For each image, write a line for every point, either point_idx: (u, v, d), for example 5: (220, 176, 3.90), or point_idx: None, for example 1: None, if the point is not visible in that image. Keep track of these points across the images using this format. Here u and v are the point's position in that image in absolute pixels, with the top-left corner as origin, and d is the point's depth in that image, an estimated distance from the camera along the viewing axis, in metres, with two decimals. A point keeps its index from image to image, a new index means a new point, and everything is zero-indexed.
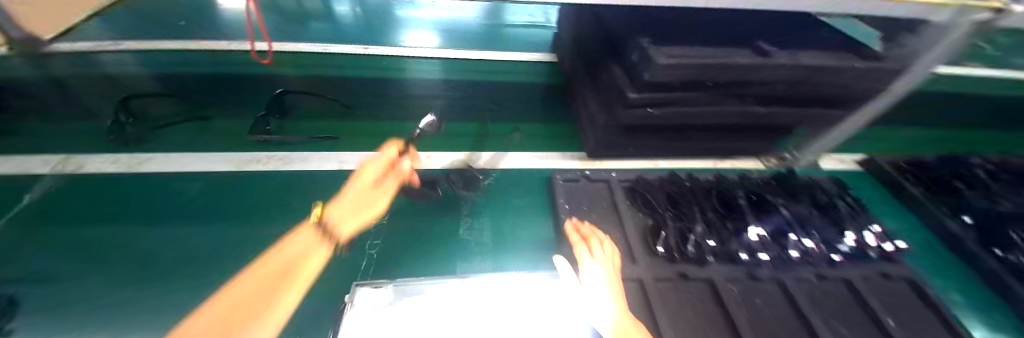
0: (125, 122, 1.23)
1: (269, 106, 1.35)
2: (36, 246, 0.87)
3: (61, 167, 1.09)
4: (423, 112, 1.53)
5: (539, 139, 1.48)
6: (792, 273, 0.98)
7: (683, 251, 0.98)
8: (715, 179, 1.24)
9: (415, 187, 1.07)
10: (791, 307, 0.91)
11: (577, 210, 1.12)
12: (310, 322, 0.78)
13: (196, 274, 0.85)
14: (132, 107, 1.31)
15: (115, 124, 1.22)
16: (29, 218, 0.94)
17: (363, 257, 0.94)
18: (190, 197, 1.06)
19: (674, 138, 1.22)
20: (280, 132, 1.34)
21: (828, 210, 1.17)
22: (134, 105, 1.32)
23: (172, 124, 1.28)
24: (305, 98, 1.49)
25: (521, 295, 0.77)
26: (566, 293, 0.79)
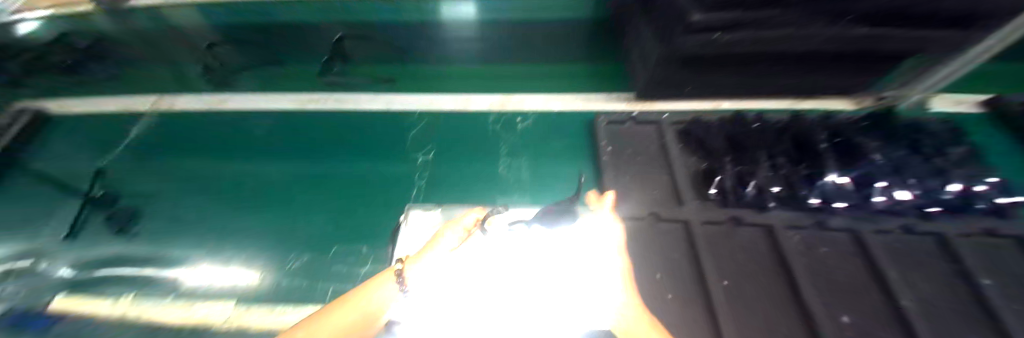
0: (214, 67, 1.47)
1: (331, 53, 1.45)
2: (148, 175, 1.21)
3: (157, 107, 1.41)
4: (458, 55, 1.49)
5: (578, 81, 1.39)
6: (873, 224, 0.86)
7: (740, 194, 0.91)
8: (790, 119, 1.07)
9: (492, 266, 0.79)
10: (866, 259, 0.81)
11: (619, 152, 1.07)
12: (379, 237, 0.97)
13: (294, 203, 1.09)
14: (218, 53, 1.49)
15: (207, 69, 1.47)
16: (143, 150, 1.29)
17: (414, 187, 1.10)
18: (261, 135, 1.29)
19: (744, 72, 1.06)
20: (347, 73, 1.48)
21: (935, 158, 0.97)
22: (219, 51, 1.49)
23: (247, 69, 1.49)
24: (354, 42, 1.46)
25: (527, 245, 0.81)
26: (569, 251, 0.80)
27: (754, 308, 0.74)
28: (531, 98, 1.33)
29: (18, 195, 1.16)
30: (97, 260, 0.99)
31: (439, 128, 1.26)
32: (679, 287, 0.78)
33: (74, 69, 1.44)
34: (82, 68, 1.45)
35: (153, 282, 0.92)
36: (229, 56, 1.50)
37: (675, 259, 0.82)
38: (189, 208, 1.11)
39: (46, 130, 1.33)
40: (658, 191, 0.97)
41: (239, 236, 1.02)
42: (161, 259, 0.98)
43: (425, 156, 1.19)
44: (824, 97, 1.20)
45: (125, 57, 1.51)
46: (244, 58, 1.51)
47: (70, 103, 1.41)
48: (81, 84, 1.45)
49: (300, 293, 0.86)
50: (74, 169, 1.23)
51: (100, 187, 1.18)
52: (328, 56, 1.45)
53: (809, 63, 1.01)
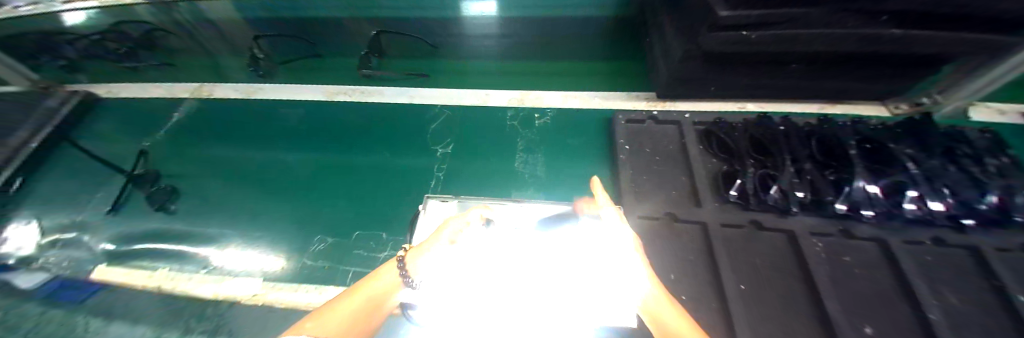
0: (260, 57, 1.48)
1: (371, 48, 1.43)
2: (187, 156, 1.28)
3: (198, 94, 1.48)
4: (478, 51, 1.47)
5: (598, 78, 1.38)
6: (902, 234, 0.83)
7: (761, 198, 0.87)
8: (817, 122, 1.03)
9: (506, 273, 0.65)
10: (890, 271, 0.79)
11: (637, 151, 1.07)
12: (399, 226, 1.01)
13: (316, 190, 1.13)
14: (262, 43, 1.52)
15: (252, 58, 1.47)
16: (180, 134, 1.36)
17: (432, 179, 1.13)
18: (289, 124, 1.34)
19: (771, 72, 1.03)
20: (382, 68, 1.48)
21: (975, 168, 0.90)
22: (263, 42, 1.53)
23: (292, 62, 1.53)
24: (396, 37, 1.48)
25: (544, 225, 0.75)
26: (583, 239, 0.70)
27: (771, 313, 0.73)
28: (551, 95, 1.34)
29: (69, 172, 1.26)
30: (140, 235, 1.06)
31: (458, 122, 1.28)
32: (692, 288, 0.77)
33: (129, 57, 1.56)
34: (134, 56, 1.57)
35: (182, 256, 1.01)
36: (276, 48, 1.55)
37: (690, 261, 0.82)
38: (219, 189, 1.17)
39: (102, 113, 1.46)
40: (675, 192, 0.96)
41: (266, 220, 1.07)
42: (195, 236, 1.05)
43: (444, 149, 1.21)
44: (854, 102, 1.17)
45: (171, 47, 1.59)
46: (286, 51, 1.56)
47: (121, 88, 1.55)
48: (136, 72, 1.58)
49: (323, 275, 0.92)
50: (120, 149, 1.33)
51: (143, 165, 1.25)
52: (368, 51, 1.43)
53: (841, 64, 0.98)
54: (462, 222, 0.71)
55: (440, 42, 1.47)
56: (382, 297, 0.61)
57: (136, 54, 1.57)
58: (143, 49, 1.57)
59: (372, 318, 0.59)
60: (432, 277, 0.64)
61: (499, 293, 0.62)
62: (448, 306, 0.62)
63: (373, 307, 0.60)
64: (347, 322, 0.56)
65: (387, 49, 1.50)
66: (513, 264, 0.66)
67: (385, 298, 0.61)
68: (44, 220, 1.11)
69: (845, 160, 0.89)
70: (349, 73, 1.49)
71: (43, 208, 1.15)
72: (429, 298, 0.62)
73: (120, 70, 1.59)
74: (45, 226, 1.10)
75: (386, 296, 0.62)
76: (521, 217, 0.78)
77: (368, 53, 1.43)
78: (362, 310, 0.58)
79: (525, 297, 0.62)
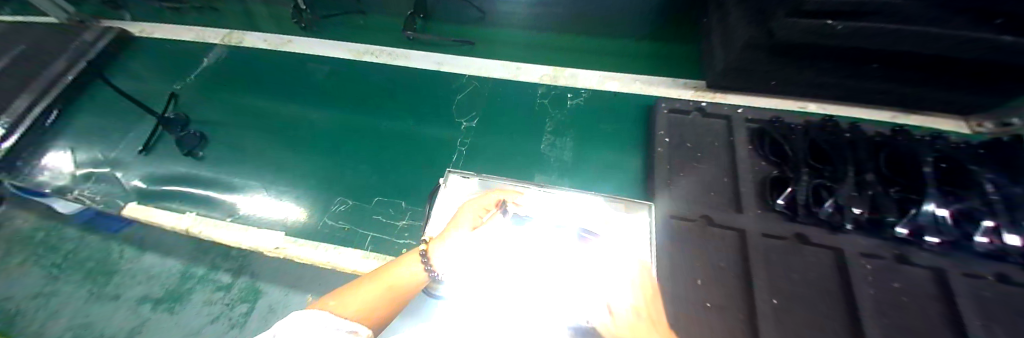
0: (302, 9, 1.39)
1: (417, 9, 1.33)
2: (216, 104, 1.28)
3: (229, 41, 1.46)
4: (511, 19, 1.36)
5: (641, 61, 1.26)
6: (963, 265, 0.75)
7: (814, 211, 0.79)
8: (889, 133, 0.92)
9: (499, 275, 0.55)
10: (945, 305, 0.72)
11: (678, 145, 0.99)
12: (419, 197, 0.99)
13: (340, 151, 1.12)
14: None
15: (295, 9, 1.38)
16: (209, 79, 1.35)
17: (455, 153, 1.09)
18: (317, 79, 1.31)
19: (845, 72, 0.92)
20: (428, 31, 1.38)
21: None
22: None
23: (332, 17, 1.43)
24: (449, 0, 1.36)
25: (572, 215, 0.66)
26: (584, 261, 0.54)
27: (806, 333, 0.68)
28: (589, 74, 1.24)
29: (102, 107, 1.28)
30: (170, 178, 1.09)
31: (487, 94, 1.22)
32: (718, 296, 0.73)
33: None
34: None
35: (209, 202, 1.03)
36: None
37: (722, 268, 0.77)
38: (247, 139, 1.17)
39: (136, 52, 1.46)
40: (714, 194, 0.89)
41: (291, 175, 1.07)
42: (220, 184, 1.07)
43: (469, 123, 1.16)
44: (932, 114, 1.05)
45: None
46: (326, 4, 1.47)
47: (155, 27, 1.53)
48: (177, 13, 1.57)
49: (343, 236, 0.92)
50: (151, 90, 1.34)
51: (173, 108, 1.26)
52: (414, 12, 1.34)
53: (928, 71, 0.86)
54: (478, 213, 0.65)
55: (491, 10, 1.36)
56: (405, 289, 0.52)
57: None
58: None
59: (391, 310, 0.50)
60: (455, 262, 0.58)
61: (524, 278, 0.55)
62: (473, 292, 0.57)
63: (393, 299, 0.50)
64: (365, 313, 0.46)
65: (434, 10, 1.39)
66: (537, 250, 0.58)
67: (410, 287, 0.53)
68: (79, 153, 1.15)
69: (916, 178, 0.79)
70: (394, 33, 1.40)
71: (77, 140, 1.18)
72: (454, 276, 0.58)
73: (158, 10, 1.58)
74: (79, 159, 1.13)
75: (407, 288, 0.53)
76: (547, 204, 0.68)
77: (415, 14, 1.34)
78: (382, 299, 0.49)
79: (548, 285, 0.53)
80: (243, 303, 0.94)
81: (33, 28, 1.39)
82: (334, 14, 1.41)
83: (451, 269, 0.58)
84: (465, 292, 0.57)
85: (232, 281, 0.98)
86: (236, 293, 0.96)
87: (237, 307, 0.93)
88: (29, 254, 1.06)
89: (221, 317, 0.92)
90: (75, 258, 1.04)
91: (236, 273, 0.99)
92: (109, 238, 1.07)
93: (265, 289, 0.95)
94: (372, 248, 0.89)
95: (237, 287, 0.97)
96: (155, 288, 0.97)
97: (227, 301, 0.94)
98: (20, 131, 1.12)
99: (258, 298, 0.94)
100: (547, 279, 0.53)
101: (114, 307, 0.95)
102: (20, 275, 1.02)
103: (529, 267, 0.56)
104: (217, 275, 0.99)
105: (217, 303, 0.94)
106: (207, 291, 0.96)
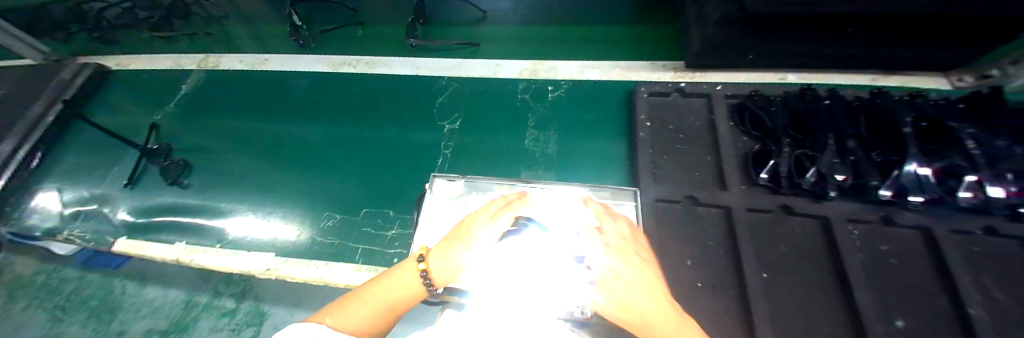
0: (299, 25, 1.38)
1: (417, 14, 1.31)
2: (197, 131, 1.27)
3: (205, 65, 1.45)
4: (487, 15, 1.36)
5: (620, 46, 1.25)
6: (949, 222, 0.75)
7: (798, 181, 0.79)
8: (869, 96, 0.92)
9: (480, 284, 0.54)
10: (933, 264, 0.72)
11: (659, 128, 0.99)
12: (407, 204, 0.99)
13: (325, 166, 1.11)
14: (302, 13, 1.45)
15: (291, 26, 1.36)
16: (188, 106, 1.35)
17: (439, 156, 1.09)
18: (297, 95, 1.31)
19: (822, 38, 0.91)
20: (428, 37, 1.36)
21: None
22: (302, 12, 1.45)
23: (333, 30, 1.41)
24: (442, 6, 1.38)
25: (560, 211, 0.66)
26: (570, 260, 0.56)
27: (798, 303, 0.69)
28: (569, 65, 1.24)
29: (85, 144, 1.28)
30: (159, 209, 1.09)
31: (467, 94, 1.22)
32: (709, 275, 0.73)
33: (162, 27, 1.52)
34: (168, 25, 1.53)
35: (197, 230, 1.03)
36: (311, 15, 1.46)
37: (710, 247, 0.77)
38: (231, 163, 1.17)
39: (115, 86, 1.46)
40: (699, 173, 0.89)
41: (279, 194, 1.07)
42: (208, 210, 1.07)
43: (451, 125, 1.16)
44: (914, 73, 1.04)
45: (206, 16, 1.53)
46: (324, 18, 1.45)
47: (132, 58, 1.52)
48: (169, 43, 1.54)
49: (334, 251, 0.92)
50: (133, 122, 1.33)
51: (155, 139, 1.26)
52: (415, 17, 1.32)
53: (900, 31, 0.86)
54: (489, 218, 0.61)
55: (492, 9, 1.36)
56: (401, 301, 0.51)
57: (169, 24, 1.52)
58: (177, 18, 1.53)
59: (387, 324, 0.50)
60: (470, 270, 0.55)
61: (522, 280, 0.54)
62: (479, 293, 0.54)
63: (389, 312, 0.50)
64: (361, 330, 0.46)
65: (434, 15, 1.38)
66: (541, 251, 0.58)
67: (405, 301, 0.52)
68: (66, 193, 1.15)
69: (896, 139, 0.79)
70: (396, 41, 1.38)
71: (65, 180, 1.19)
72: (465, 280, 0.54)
73: (136, 40, 1.56)
74: (66, 199, 1.13)
75: (405, 301, 0.52)
76: (546, 200, 0.65)
77: (415, 19, 1.33)
78: (379, 313, 0.49)
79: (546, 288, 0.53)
80: (249, 327, 0.94)
81: (10, 72, 1.39)
82: (333, 28, 1.39)
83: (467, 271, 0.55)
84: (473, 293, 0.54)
85: (236, 306, 0.98)
86: (242, 318, 0.96)
87: (243, 331, 0.94)
88: (32, 298, 1.07)
89: None
90: (76, 297, 1.05)
91: (240, 298, 1.00)
92: (110, 275, 1.08)
93: (270, 309, 0.96)
94: (362, 260, 0.90)
95: (242, 311, 0.97)
96: (161, 320, 0.98)
97: (233, 327, 0.95)
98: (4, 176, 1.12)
99: (264, 319, 0.95)
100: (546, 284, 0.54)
101: None
102: (24, 320, 1.03)
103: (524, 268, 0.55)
104: (221, 302, 1.00)
105: (224, 328, 0.95)
106: (213, 317, 0.97)
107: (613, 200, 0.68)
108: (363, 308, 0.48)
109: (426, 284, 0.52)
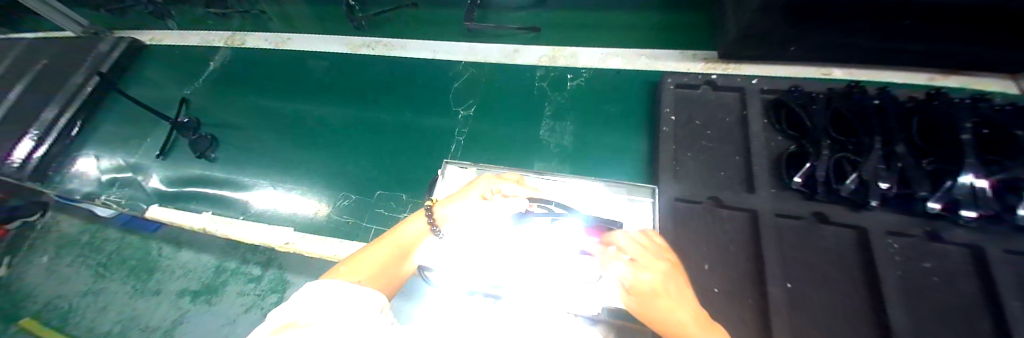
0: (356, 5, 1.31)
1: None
2: (222, 106, 1.31)
3: (232, 43, 1.48)
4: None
5: (649, 33, 1.18)
6: (1006, 241, 0.68)
7: (835, 188, 0.73)
8: (925, 98, 0.84)
9: (490, 274, 0.55)
10: (981, 287, 0.66)
11: (685, 123, 0.94)
12: (422, 188, 0.99)
13: (342, 146, 1.13)
14: None
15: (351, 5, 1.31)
16: (214, 82, 1.39)
17: (453, 142, 1.08)
18: (318, 74, 1.32)
19: (878, 31, 0.83)
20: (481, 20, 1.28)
21: None
22: None
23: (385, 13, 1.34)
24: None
25: (579, 204, 0.64)
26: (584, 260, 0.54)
27: (818, 316, 0.65)
28: (592, 52, 1.18)
29: (123, 114, 1.35)
30: (188, 180, 1.14)
31: (484, 80, 1.19)
32: (728, 281, 0.70)
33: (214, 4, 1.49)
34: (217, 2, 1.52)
35: (224, 201, 1.08)
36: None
37: (731, 252, 0.73)
38: (256, 139, 1.20)
39: (150, 59, 1.51)
40: (725, 174, 0.85)
41: (297, 171, 1.10)
42: (233, 183, 1.11)
43: (467, 111, 1.14)
44: (978, 73, 0.94)
45: None
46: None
47: (165, 34, 1.57)
48: (207, 20, 1.56)
49: (348, 230, 0.94)
50: (165, 95, 1.39)
51: (185, 112, 1.31)
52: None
53: (971, 26, 0.76)
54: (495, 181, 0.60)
55: None
56: (408, 251, 0.54)
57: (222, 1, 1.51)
58: None
59: (401, 269, 0.52)
60: (449, 249, 0.58)
61: (515, 267, 0.55)
62: (475, 280, 0.55)
63: (400, 256, 0.52)
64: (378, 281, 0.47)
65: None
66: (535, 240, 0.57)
67: (410, 252, 0.54)
68: (104, 160, 1.22)
69: (953, 147, 0.71)
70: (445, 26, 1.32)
71: (104, 148, 1.26)
72: (447, 261, 0.57)
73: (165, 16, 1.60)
74: (105, 166, 1.21)
75: (411, 247, 0.55)
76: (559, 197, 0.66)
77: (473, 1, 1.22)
78: (391, 260, 0.51)
79: (541, 282, 0.54)
80: (273, 293, 0.98)
81: (53, 43, 1.44)
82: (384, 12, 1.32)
83: (452, 244, 0.58)
84: (457, 276, 0.57)
85: (261, 273, 1.03)
86: (266, 285, 1.00)
87: (267, 297, 0.98)
88: (76, 255, 1.15)
89: (253, 306, 0.97)
90: (117, 257, 1.12)
91: (265, 266, 1.04)
92: (147, 238, 1.15)
93: (291, 279, 0.99)
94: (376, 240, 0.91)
95: (267, 278, 1.01)
96: (193, 282, 1.04)
97: (258, 292, 0.99)
98: (49, 141, 1.19)
99: (286, 288, 0.98)
100: (541, 275, 0.54)
101: (157, 301, 1.02)
102: (71, 274, 1.11)
103: (522, 254, 0.56)
104: (247, 269, 1.04)
105: (249, 293, 1.00)
106: (240, 283, 1.02)
107: (637, 196, 0.66)
108: (374, 261, 0.49)
109: (432, 224, 0.56)
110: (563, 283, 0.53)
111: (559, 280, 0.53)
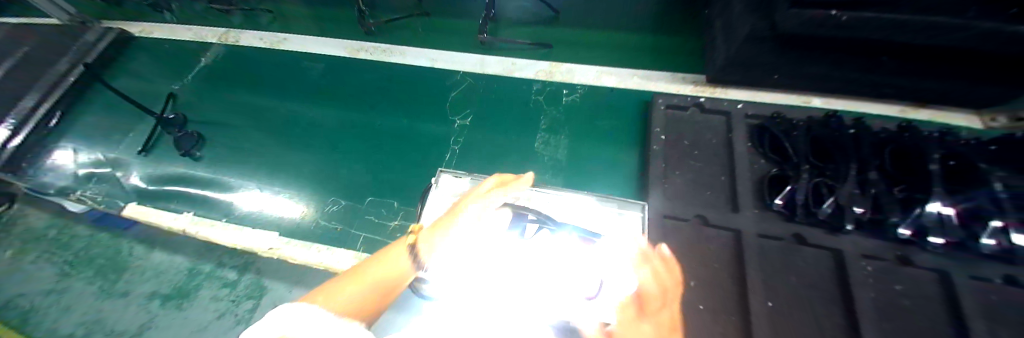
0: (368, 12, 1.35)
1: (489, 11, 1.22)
2: (210, 105, 1.28)
3: (225, 39, 1.46)
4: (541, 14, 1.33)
5: (643, 53, 1.23)
6: (968, 266, 0.72)
7: (814, 212, 0.77)
8: (896, 130, 0.89)
9: (478, 286, 0.54)
10: (948, 311, 0.69)
11: (674, 143, 0.97)
12: (413, 197, 0.99)
13: (333, 149, 1.12)
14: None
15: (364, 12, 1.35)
16: (204, 79, 1.36)
17: (448, 151, 1.08)
18: (313, 75, 1.31)
19: (855, 65, 0.88)
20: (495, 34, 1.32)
21: None
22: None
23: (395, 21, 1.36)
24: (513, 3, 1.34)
25: (571, 219, 0.65)
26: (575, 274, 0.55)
27: (796, 337, 0.66)
28: (587, 69, 1.22)
29: (105, 107, 1.31)
30: (169, 179, 1.10)
31: (481, 90, 1.21)
32: (712, 298, 0.72)
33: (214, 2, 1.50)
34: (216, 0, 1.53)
35: (207, 202, 1.05)
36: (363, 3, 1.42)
37: (716, 270, 0.75)
38: (244, 140, 1.18)
39: (138, 52, 1.48)
40: (711, 193, 0.87)
41: (285, 175, 1.08)
42: (217, 184, 1.08)
43: (463, 120, 1.15)
44: (945, 108, 1.01)
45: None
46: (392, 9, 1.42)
47: (155, 27, 1.55)
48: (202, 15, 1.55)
49: (335, 236, 0.93)
50: (152, 90, 1.36)
51: (172, 108, 1.28)
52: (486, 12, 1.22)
53: (938, 65, 0.83)
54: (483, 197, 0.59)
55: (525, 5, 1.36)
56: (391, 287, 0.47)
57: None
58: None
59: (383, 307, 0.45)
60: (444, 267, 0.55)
61: (503, 280, 0.55)
62: (463, 292, 0.55)
63: (383, 292, 0.45)
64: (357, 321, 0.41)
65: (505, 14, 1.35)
66: (527, 252, 0.57)
67: (394, 289, 0.47)
68: (81, 154, 1.18)
69: (923, 175, 0.75)
70: (445, 35, 1.35)
71: (83, 141, 1.21)
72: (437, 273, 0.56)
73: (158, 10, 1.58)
74: (82, 160, 1.16)
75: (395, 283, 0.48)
76: (549, 208, 0.67)
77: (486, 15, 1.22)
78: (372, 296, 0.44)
79: (529, 294, 0.53)
80: (248, 299, 0.94)
81: (35, 29, 1.39)
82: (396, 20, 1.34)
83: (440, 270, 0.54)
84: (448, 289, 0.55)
85: (237, 278, 0.99)
86: (242, 290, 0.96)
87: (242, 303, 0.94)
88: (41, 251, 1.09)
89: (226, 313, 0.93)
90: (84, 254, 1.07)
91: (242, 270, 1.00)
92: (119, 236, 1.10)
93: (269, 285, 0.95)
94: (363, 248, 0.90)
95: (243, 283, 0.97)
96: (164, 285, 1.00)
97: (232, 298, 0.95)
98: (23, 134, 1.15)
99: (262, 294, 0.94)
100: (533, 289, 0.54)
101: (124, 303, 0.97)
102: (36, 271, 1.05)
103: (511, 267, 0.56)
104: (223, 273, 1.01)
105: (224, 299, 0.95)
106: (214, 287, 0.98)
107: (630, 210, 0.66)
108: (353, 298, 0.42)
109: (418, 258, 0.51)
110: (552, 296, 0.52)
111: (549, 293, 0.53)
